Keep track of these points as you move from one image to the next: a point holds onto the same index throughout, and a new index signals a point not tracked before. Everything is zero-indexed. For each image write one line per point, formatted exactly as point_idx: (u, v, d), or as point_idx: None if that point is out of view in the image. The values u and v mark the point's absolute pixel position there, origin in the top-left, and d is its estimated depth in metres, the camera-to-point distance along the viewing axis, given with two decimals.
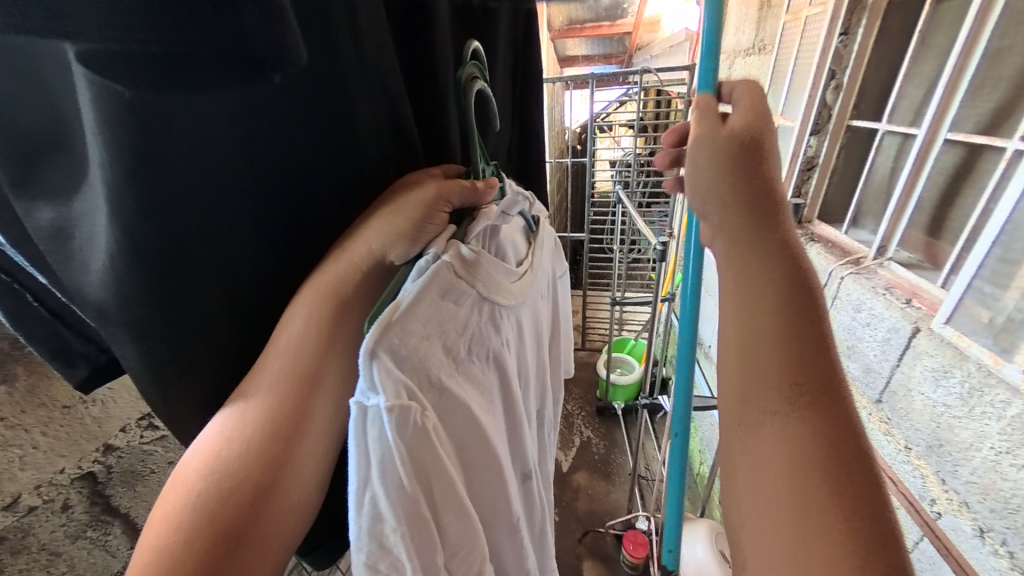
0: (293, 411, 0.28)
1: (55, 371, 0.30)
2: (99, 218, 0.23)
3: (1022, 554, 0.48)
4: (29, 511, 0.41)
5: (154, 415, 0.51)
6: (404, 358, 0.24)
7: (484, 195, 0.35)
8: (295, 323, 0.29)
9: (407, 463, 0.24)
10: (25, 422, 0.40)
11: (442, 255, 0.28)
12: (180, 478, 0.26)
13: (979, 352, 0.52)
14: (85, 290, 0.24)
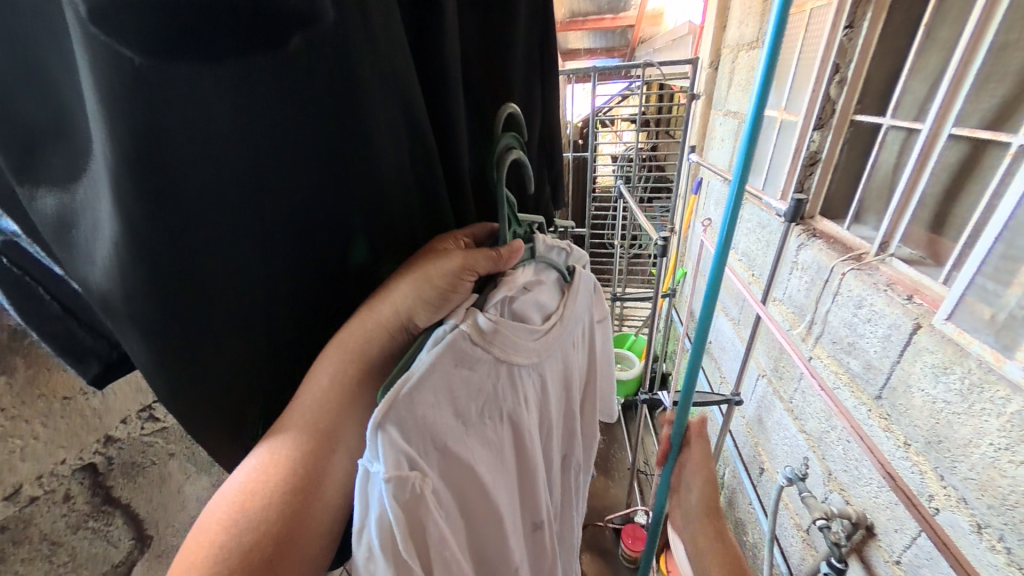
0: (314, 463, 0.29)
1: (67, 368, 0.30)
2: (99, 205, 0.23)
3: (1019, 550, 0.48)
4: (30, 502, 0.41)
5: (154, 408, 0.52)
6: (408, 428, 0.28)
7: (507, 263, 0.36)
8: (322, 376, 0.31)
9: (402, 527, 0.27)
10: (26, 413, 0.40)
11: (460, 326, 0.31)
12: (204, 529, 0.27)
13: (980, 349, 0.52)
14: (89, 279, 0.24)
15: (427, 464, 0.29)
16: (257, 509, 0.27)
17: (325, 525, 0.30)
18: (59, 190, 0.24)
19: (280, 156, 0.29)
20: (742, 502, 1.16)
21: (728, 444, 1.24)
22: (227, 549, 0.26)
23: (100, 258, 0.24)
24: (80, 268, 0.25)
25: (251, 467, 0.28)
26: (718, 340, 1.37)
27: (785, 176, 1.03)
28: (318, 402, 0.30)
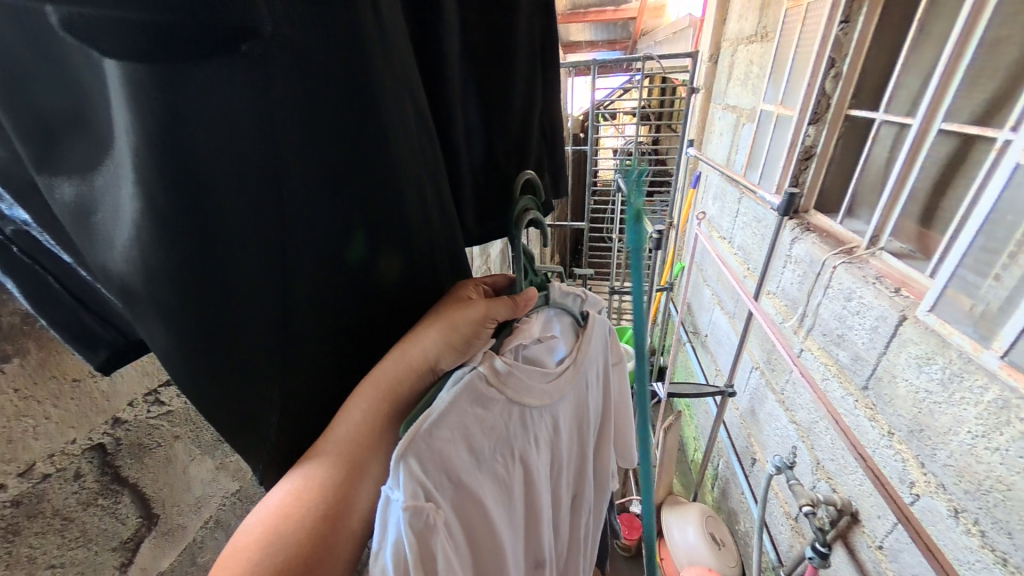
0: (340, 493, 0.31)
1: (76, 355, 0.31)
2: (120, 192, 0.26)
3: (992, 531, 0.50)
4: (43, 478, 0.43)
5: (161, 391, 0.55)
6: (427, 459, 0.29)
7: (521, 310, 0.39)
8: (354, 414, 0.33)
9: (416, 561, 0.28)
10: (37, 393, 0.42)
11: (476, 367, 0.34)
12: (234, 552, 0.28)
13: (960, 339, 0.54)
14: (108, 264, 0.26)
15: (442, 497, 0.31)
16: (289, 533, 0.29)
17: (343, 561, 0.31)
18: (78, 178, 0.26)
19: (293, 158, 0.31)
20: (734, 492, 1.18)
21: (722, 435, 1.26)
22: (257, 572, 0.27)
23: (121, 246, 0.26)
24: (97, 254, 0.27)
25: (285, 490, 0.30)
26: (714, 333, 1.39)
27: (780, 170, 1.04)
28: (349, 435, 0.32)
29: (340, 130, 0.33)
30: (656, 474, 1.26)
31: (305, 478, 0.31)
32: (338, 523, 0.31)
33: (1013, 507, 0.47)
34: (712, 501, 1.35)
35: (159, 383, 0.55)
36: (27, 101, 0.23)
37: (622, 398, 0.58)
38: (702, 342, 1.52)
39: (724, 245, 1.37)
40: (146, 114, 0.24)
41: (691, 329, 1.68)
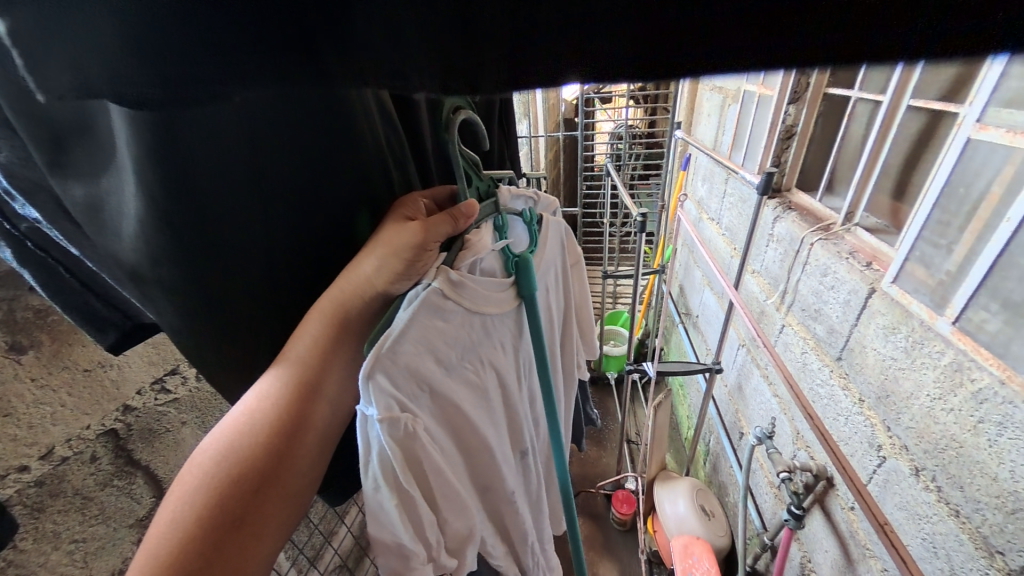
0: (295, 412, 0.34)
1: (89, 336, 0.39)
2: (124, 202, 0.30)
3: (948, 488, 0.53)
4: (62, 461, 0.47)
5: (164, 380, 0.60)
6: (395, 375, 0.31)
7: (463, 225, 0.37)
8: (307, 336, 0.35)
9: (398, 457, 0.32)
10: (52, 381, 0.47)
11: (432, 283, 0.34)
12: (195, 461, 0.31)
13: (918, 308, 0.57)
14: (121, 255, 0.31)
15: (414, 405, 0.34)
16: (243, 446, 0.32)
17: (306, 466, 0.35)
18: (85, 181, 0.30)
19: (270, 150, 0.34)
20: (724, 466, 1.22)
21: (710, 410, 1.31)
22: (213, 479, 0.30)
23: (131, 238, 0.31)
24: (110, 247, 0.31)
25: (238, 409, 0.33)
26: (704, 313, 1.42)
27: (762, 150, 1.06)
28: (301, 353, 0.35)
29: (315, 124, 0.35)
30: (649, 452, 1.31)
31: (259, 396, 0.33)
32: (295, 434, 0.34)
33: (965, 462, 0.50)
34: (705, 476, 1.39)
35: (164, 373, 0.60)
36: (43, 121, 0.27)
37: (585, 295, 0.63)
38: (694, 322, 1.55)
39: (713, 227, 1.39)
40: (148, 140, 0.28)
41: (683, 310, 1.72)
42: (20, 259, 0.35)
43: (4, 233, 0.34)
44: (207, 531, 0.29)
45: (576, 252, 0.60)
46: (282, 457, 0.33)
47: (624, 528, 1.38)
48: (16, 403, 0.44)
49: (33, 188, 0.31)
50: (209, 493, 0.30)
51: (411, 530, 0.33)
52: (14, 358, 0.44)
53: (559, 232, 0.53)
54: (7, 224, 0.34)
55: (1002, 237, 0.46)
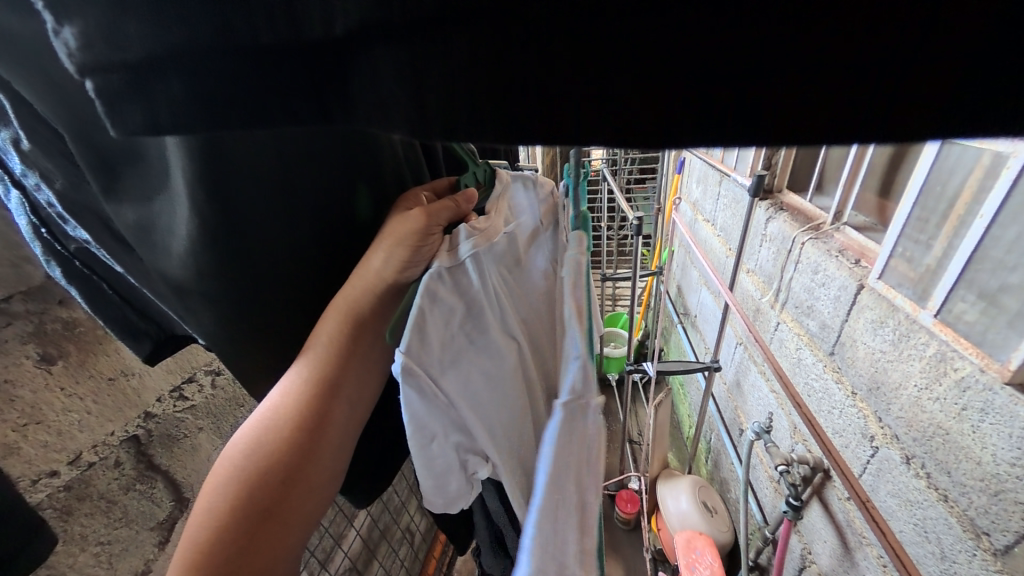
0: (316, 406, 0.36)
1: (126, 346, 0.42)
2: (175, 216, 0.33)
3: (936, 474, 0.55)
4: (89, 466, 0.53)
5: (180, 389, 0.67)
6: (422, 349, 0.35)
7: (465, 209, 0.41)
8: (328, 329, 0.37)
9: (427, 416, 0.37)
10: (79, 390, 0.54)
11: (446, 265, 0.36)
12: (228, 455, 0.34)
13: (903, 301, 0.59)
14: (168, 271, 0.34)
15: (443, 373, 0.37)
16: (268, 441, 0.34)
17: (329, 460, 0.37)
18: (135, 205, 0.33)
19: (302, 166, 0.36)
20: (725, 463, 1.24)
21: (710, 408, 1.34)
22: (242, 472, 0.33)
23: (179, 253, 0.33)
24: (160, 263, 0.34)
25: (263, 405, 0.36)
26: (702, 313, 1.45)
27: (753, 153, 1.09)
28: (322, 351, 0.37)
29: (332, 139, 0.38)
30: (651, 451, 1.33)
31: (282, 394, 0.36)
32: (317, 427, 0.36)
33: (951, 448, 0.53)
34: (707, 474, 1.40)
35: (182, 381, 0.67)
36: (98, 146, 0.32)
37: None
38: (692, 323, 1.58)
39: (708, 227, 1.42)
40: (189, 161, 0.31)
41: (681, 311, 1.75)
42: (68, 275, 0.39)
43: (56, 252, 0.38)
44: (240, 518, 0.33)
45: None
46: (304, 451, 0.35)
47: (627, 527, 1.40)
48: (47, 410, 0.50)
49: (83, 211, 0.35)
50: (239, 485, 0.33)
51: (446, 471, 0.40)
52: (44, 368, 0.51)
53: None
54: (59, 245, 0.38)
55: (976, 231, 0.49)
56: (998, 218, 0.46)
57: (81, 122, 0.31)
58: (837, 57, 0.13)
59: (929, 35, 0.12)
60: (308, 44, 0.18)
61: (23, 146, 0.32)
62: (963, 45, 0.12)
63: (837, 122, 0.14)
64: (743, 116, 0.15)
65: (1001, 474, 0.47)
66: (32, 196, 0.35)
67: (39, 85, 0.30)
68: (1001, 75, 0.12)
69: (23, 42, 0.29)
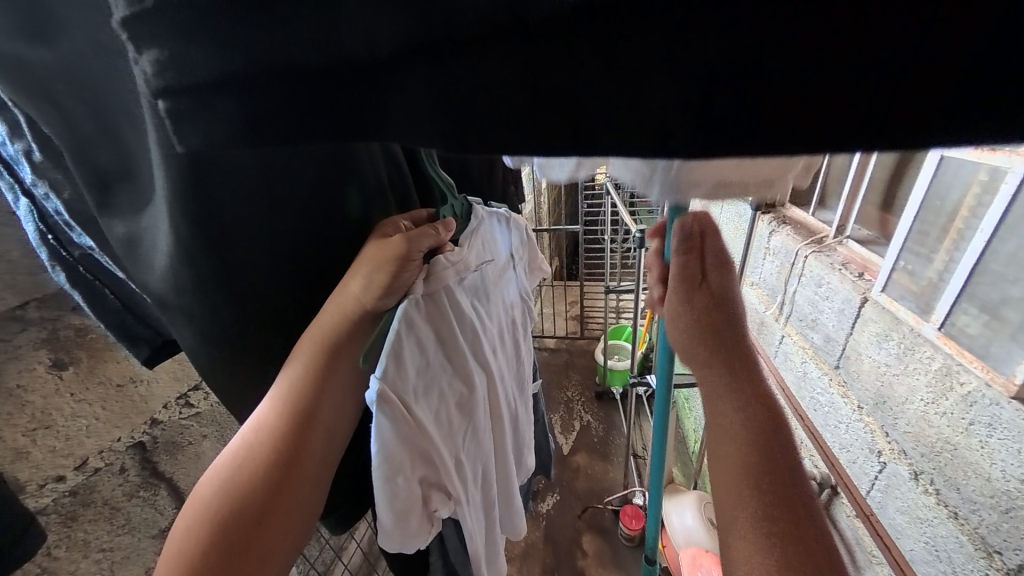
0: (291, 442, 0.37)
1: (126, 350, 0.43)
2: (157, 231, 0.34)
3: (945, 490, 0.54)
4: (94, 471, 0.54)
5: (186, 396, 0.68)
6: (393, 379, 0.38)
7: (446, 237, 0.43)
8: (305, 352, 0.38)
9: (395, 447, 0.39)
10: (89, 397, 0.55)
11: (415, 297, 0.40)
12: (199, 491, 0.35)
13: (905, 314, 0.59)
14: (150, 284, 0.36)
15: (411, 405, 0.40)
16: (245, 477, 0.36)
17: (307, 486, 0.38)
18: (126, 219, 0.35)
19: (292, 193, 0.38)
20: None
21: None
22: (217, 512, 0.35)
23: (161, 268, 0.35)
24: (143, 277, 0.36)
25: (240, 441, 0.37)
26: None
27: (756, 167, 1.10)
28: (301, 374, 0.38)
29: (323, 168, 0.39)
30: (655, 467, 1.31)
31: (258, 431, 0.37)
32: (292, 463, 0.37)
33: (960, 464, 0.52)
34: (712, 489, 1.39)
35: (187, 389, 0.68)
36: (97, 163, 0.34)
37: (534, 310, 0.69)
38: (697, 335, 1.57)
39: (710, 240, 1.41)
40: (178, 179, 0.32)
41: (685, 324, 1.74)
42: (72, 281, 0.40)
43: (60, 257, 0.39)
44: (214, 555, 0.34)
45: (535, 260, 0.67)
46: (281, 484, 0.37)
47: (632, 543, 1.38)
48: (57, 415, 0.51)
49: (87, 220, 0.37)
50: (212, 524, 0.34)
51: (409, 502, 0.41)
52: (56, 374, 0.52)
53: (516, 235, 0.60)
54: (63, 252, 0.39)
55: (977, 245, 0.49)
56: (999, 231, 0.47)
57: (81, 141, 0.33)
58: (838, 57, 0.14)
59: (929, 36, 0.13)
60: (312, 64, 0.19)
61: (35, 157, 0.34)
62: (963, 44, 0.13)
63: (837, 121, 0.15)
64: (743, 115, 0.15)
65: (1011, 491, 0.46)
66: (41, 205, 0.37)
67: (40, 101, 0.32)
68: (1000, 75, 0.13)
69: (31, 67, 0.31)
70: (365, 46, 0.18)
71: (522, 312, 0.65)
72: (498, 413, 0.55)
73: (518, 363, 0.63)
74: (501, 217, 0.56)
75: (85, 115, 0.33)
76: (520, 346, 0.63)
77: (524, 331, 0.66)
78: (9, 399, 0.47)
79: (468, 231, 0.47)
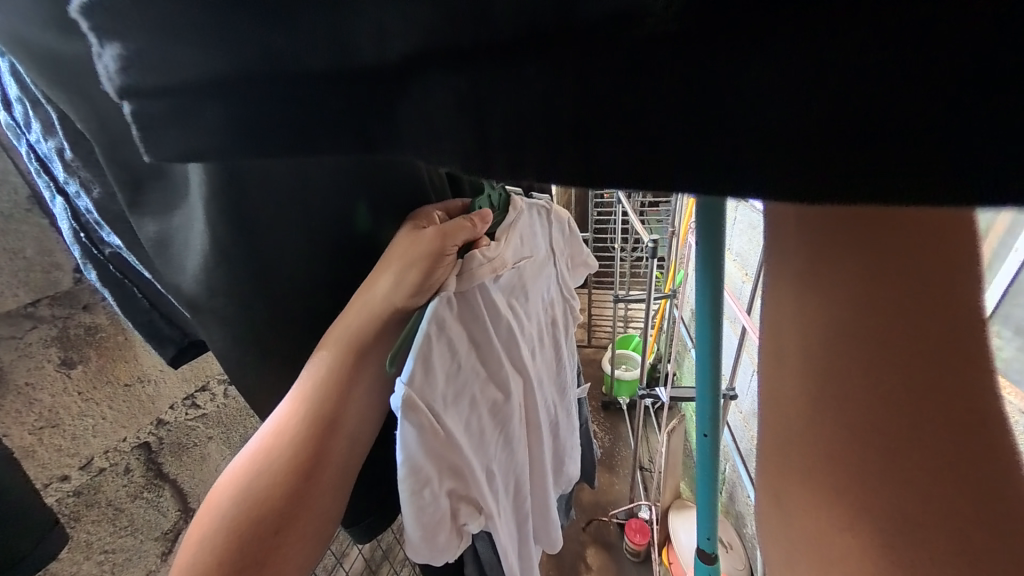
0: (311, 448, 0.36)
1: (152, 349, 0.42)
2: (193, 232, 0.35)
3: None
4: (99, 472, 0.54)
5: (193, 397, 0.67)
6: (418, 384, 0.37)
7: (481, 230, 0.44)
8: (325, 354, 0.39)
9: (422, 455, 0.38)
10: (94, 396, 0.55)
11: (445, 295, 0.40)
12: (217, 497, 0.35)
13: None
14: (181, 287, 0.36)
15: (439, 411, 0.39)
16: (260, 485, 0.35)
17: (320, 498, 0.37)
18: (157, 219, 0.35)
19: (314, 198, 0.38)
20: (740, 495, 1.19)
21: (726, 437, 1.29)
22: (232, 522, 0.34)
23: (193, 270, 0.36)
24: (174, 279, 0.36)
25: (257, 446, 0.36)
26: (717, 338, 1.41)
27: None
28: (321, 374, 0.38)
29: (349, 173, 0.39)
30: (663, 481, 1.29)
31: (276, 437, 0.36)
32: (311, 470, 0.36)
33: None
34: (722, 506, 1.35)
35: (194, 389, 0.68)
36: (128, 160, 0.34)
37: (575, 308, 0.67)
38: None
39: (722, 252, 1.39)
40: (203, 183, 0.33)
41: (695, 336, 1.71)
42: (103, 279, 0.40)
43: (92, 256, 0.39)
44: (227, 562, 0.33)
45: (575, 254, 0.67)
46: (299, 492, 0.36)
47: (637, 559, 1.36)
48: (65, 414, 0.51)
49: (114, 219, 0.36)
50: (227, 534, 0.34)
51: (436, 514, 0.40)
52: (65, 372, 0.52)
53: (553, 230, 0.60)
54: (94, 250, 0.39)
55: (1012, 264, 0.47)
56: None
57: (112, 138, 0.33)
58: (838, 58, 0.12)
59: (930, 35, 0.11)
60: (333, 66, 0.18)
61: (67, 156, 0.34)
62: (964, 45, 0.11)
63: (836, 117, 0.13)
64: (733, 120, 0.14)
65: None
66: (73, 203, 0.37)
67: (72, 95, 0.31)
68: (1000, 76, 0.11)
69: (62, 58, 0.30)
70: (375, 44, 0.17)
71: (561, 308, 0.64)
72: (532, 416, 0.54)
73: (555, 361, 0.62)
74: (537, 208, 0.56)
75: (109, 114, 0.32)
76: (556, 346, 0.62)
77: (564, 328, 0.64)
78: (16, 397, 0.47)
79: (504, 226, 0.47)
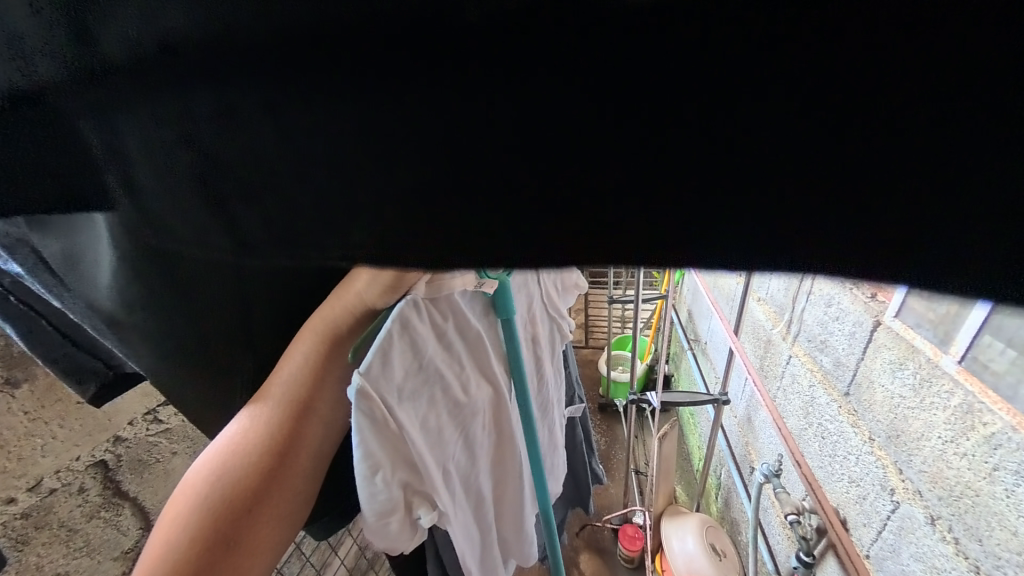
0: (286, 447, 0.36)
1: (71, 387, 0.38)
2: (100, 249, 0.33)
3: (965, 539, 0.49)
4: (49, 493, 0.54)
5: (157, 412, 0.67)
6: (376, 379, 0.36)
7: None
8: (297, 359, 0.37)
9: (377, 449, 0.37)
10: (43, 415, 0.54)
11: (414, 295, 0.39)
12: (193, 481, 0.34)
13: (922, 343, 0.54)
14: (99, 302, 0.34)
15: (397, 408, 0.38)
16: (239, 466, 0.35)
17: (296, 493, 0.37)
18: (62, 237, 0.33)
19: None
20: (735, 503, 1.16)
21: (720, 442, 1.26)
22: (211, 504, 0.34)
23: (108, 284, 0.34)
24: (89, 295, 0.34)
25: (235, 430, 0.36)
26: (712, 340, 1.38)
27: None
28: (292, 377, 0.37)
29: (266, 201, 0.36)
30: (655, 488, 1.27)
31: (253, 417, 0.36)
32: (284, 467, 0.36)
33: (982, 512, 0.47)
34: (717, 512, 1.32)
35: (157, 404, 0.68)
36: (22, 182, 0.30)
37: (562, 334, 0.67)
38: (702, 349, 1.51)
39: None
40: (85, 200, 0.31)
41: (692, 337, 1.67)
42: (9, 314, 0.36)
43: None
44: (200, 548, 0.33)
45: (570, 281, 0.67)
46: (273, 485, 0.36)
47: (631, 565, 1.34)
48: (8, 435, 0.51)
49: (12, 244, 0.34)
50: (204, 512, 0.33)
51: (390, 510, 0.39)
52: (8, 393, 0.51)
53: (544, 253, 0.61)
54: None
55: None
56: None
57: None
58: None
59: None
60: None
61: None
62: None
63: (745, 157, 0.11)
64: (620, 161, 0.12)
65: None
66: None
67: None
68: None
69: None
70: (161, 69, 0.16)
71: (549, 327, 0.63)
72: (508, 428, 0.53)
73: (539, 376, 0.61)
74: None
75: None
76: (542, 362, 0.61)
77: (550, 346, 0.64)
78: None
79: None
